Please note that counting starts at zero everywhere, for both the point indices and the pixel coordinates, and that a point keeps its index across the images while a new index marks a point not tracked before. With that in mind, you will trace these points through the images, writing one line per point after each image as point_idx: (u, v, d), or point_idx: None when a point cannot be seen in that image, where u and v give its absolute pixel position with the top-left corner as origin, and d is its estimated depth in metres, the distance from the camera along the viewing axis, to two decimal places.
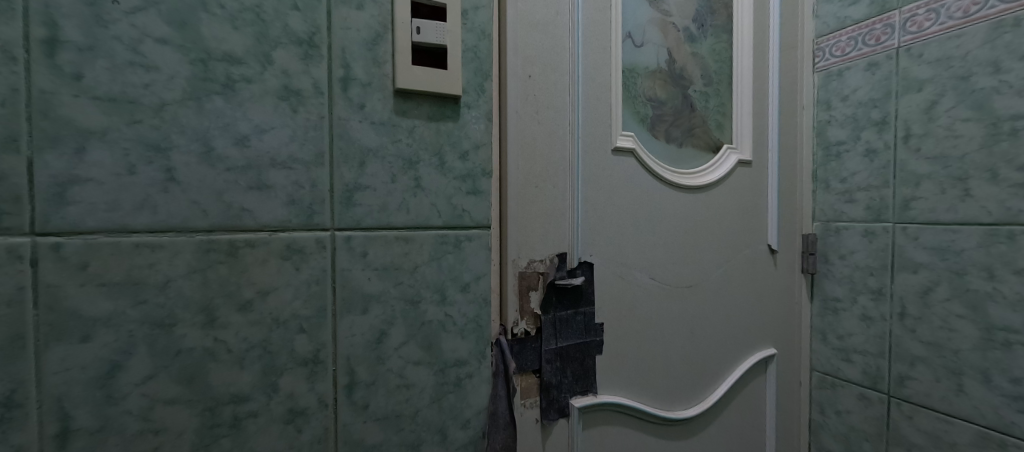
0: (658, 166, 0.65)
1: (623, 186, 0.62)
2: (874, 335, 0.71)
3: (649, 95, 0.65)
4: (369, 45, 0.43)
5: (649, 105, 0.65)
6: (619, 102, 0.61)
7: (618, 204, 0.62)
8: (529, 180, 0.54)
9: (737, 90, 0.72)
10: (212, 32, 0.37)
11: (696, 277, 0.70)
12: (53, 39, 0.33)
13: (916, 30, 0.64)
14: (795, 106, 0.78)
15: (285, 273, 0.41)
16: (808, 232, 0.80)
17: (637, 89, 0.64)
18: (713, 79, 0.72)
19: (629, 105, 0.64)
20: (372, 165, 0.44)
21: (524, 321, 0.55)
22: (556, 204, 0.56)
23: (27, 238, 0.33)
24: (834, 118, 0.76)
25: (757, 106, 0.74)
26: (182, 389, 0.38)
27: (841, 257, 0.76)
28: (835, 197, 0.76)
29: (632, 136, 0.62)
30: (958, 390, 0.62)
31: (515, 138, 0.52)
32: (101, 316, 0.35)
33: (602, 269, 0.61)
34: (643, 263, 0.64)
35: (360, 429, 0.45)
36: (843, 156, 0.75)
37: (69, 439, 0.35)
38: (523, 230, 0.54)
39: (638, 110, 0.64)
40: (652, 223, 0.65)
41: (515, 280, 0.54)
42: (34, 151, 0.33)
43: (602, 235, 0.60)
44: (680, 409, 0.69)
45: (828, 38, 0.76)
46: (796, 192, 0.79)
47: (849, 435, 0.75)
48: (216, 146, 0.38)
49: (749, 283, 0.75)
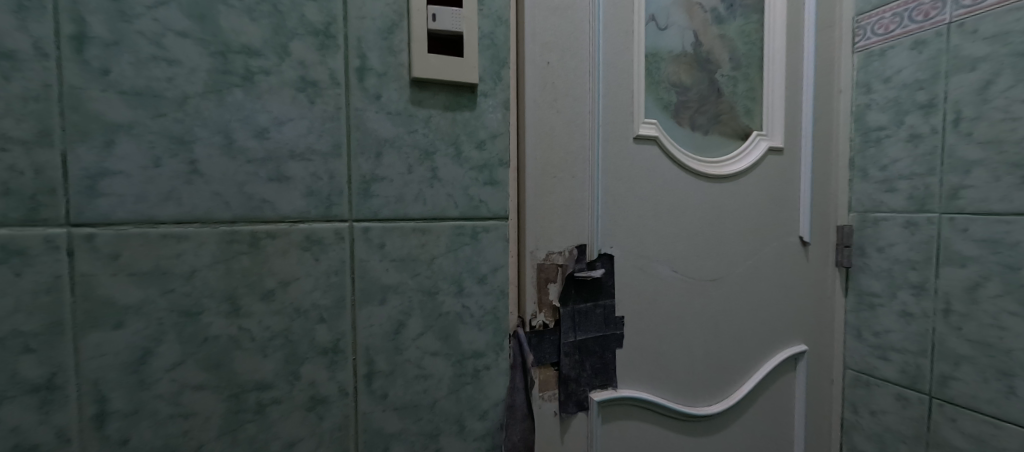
0: (683, 155, 0.63)
1: (644, 175, 0.60)
2: (914, 332, 0.68)
3: (672, 80, 0.63)
4: (385, 34, 0.43)
5: (673, 91, 0.63)
6: (641, 89, 0.58)
7: (639, 194, 0.60)
8: (547, 170, 0.52)
9: (768, 73, 0.69)
10: (231, 24, 0.38)
11: (721, 270, 0.67)
12: (81, 34, 0.34)
13: (970, 4, 0.59)
14: (830, 89, 0.74)
15: (304, 263, 0.42)
16: (844, 223, 0.76)
17: (661, 74, 0.62)
18: (742, 62, 0.68)
19: (652, 90, 0.61)
20: (389, 156, 0.44)
21: (543, 313, 0.54)
22: (575, 195, 0.55)
23: (63, 229, 0.34)
24: (875, 102, 0.71)
25: (790, 90, 0.70)
26: (210, 375, 0.39)
27: (879, 250, 0.72)
28: (874, 186, 0.72)
29: (655, 123, 0.60)
30: (1008, 392, 0.58)
31: (533, 128, 0.51)
32: (133, 304, 0.36)
33: (624, 261, 0.60)
34: (665, 254, 0.63)
35: (379, 418, 0.46)
36: (883, 142, 0.70)
37: (105, 421, 0.36)
38: (542, 222, 0.53)
39: (661, 96, 0.62)
40: (675, 213, 0.63)
41: (533, 273, 0.53)
42: (67, 145, 0.34)
43: (624, 227, 0.59)
44: (704, 406, 0.67)
45: (869, 16, 0.71)
46: (830, 181, 0.75)
47: (884, 437, 0.72)
48: (236, 138, 0.38)
49: (778, 276, 0.72)
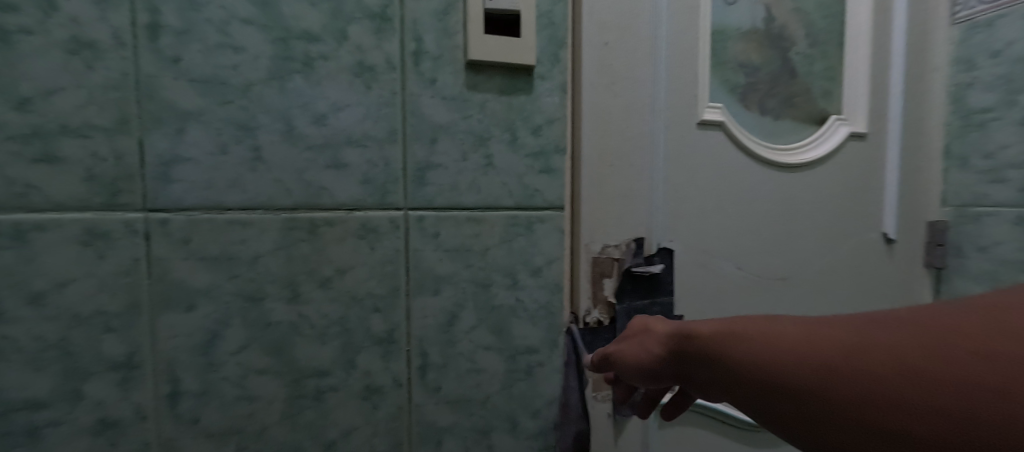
0: (753, 142, 0.58)
1: (707, 165, 0.56)
2: None
3: (741, 60, 0.58)
4: (440, 15, 0.42)
5: (741, 72, 0.58)
6: (706, 71, 0.54)
7: (702, 185, 0.56)
8: (603, 158, 0.50)
9: (848, 50, 0.63)
10: (292, 10, 0.38)
11: (793, 265, 0.62)
12: (155, 24, 0.35)
13: None
14: (923, 66, 0.66)
15: (361, 252, 0.42)
16: (937, 219, 0.68)
17: (727, 54, 0.57)
18: (820, 38, 0.62)
19: (717, 71, 0.57)
20: (443, 142, 0.43)
21: (598, 309, 0.52)
22: (632, 185, 0.51)
23: (141, 214, 0.36)
24: (979, 80, 0.63)
25: (874, 67, 0.64)
26: (272, 360, 0.40)
27: (980, 249, 0.64)
28: (977, 176, 0.64)
29: (721, 108, 0.56)
30: None
31: (590, 113, 0.48)
32: (202, 288, 0.37)
33: (685, 256, 0.56)
34: (729, 250, 0.58)
35: (432, 411, 0.45)
36: (988, 126, 0.62)
37: (178, 399, 0.37)
38: (597, 213, 0.50)
39: (728, 78, 0.57)
40: (741, 206, 0.58)
41: (588, 267, 0.51)
42: (143, 131, 0.35)
43: (685, 218, 0.55)
44: None
45: None
46: (921, 171, 0.67)
47: None
48: (296, 125, 0.39)
49: (859, 274, 0.66)
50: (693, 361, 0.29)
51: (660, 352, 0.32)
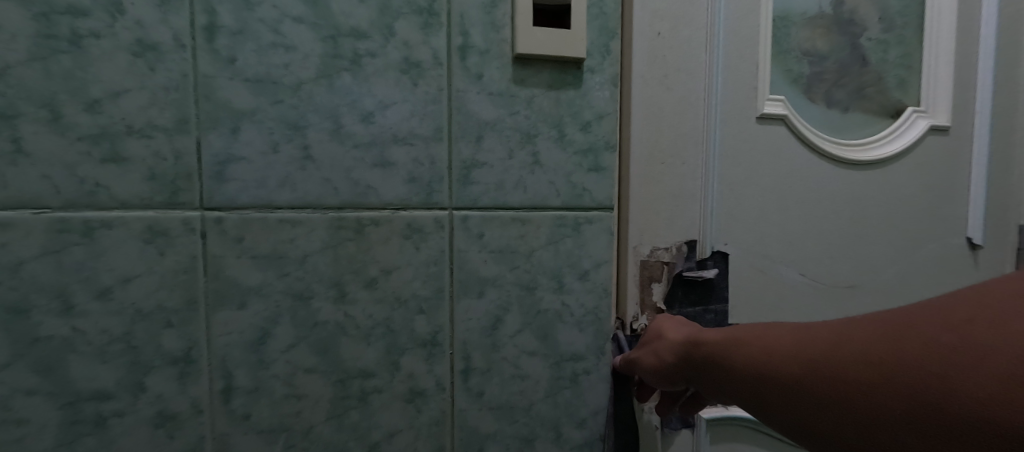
0: (820, 138, 0.53)
1: (767, 161, 0.52)
2: None
3: (805, 48, 0.54)
4: (487, 8, 0.41)
5: (805, 62, 0.54)
6: (768, 59, 0.51)
7: (761, 183, 0.52)
8: (653, 155, 0.47)
9: (930, 34, 0.57)
10: (341, 8, 0.38)
11: (866, 275, 0.56)
12: (212, 25, 0.36)
13: None
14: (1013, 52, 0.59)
15: (405, 252, 0.41)
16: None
17: (791, 41, 0.53)
18: (896, 23, 0.57)
19: (778, 60, 0.53)
20: (489, 139, 0.42)
21: (646, 315, 0.49)
22: (685, 184, 0.48)
23: (197, 212, 0.36)
24: None
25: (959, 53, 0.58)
26: (319, 359, 0.40)
27: None
28: None
29: (783, 100, 0.52)
30: None
31: (640, 108, 0.46)
32: (254, 285, 0.38)
33: (744, 263, 0.52)
34: (790, 255, 0.54)
35: (475, 416, 0.44)
36: None
37: (230, 395, 0.38)
38: (646, 214, 0.47)
39: (791, 68, 0.53)
40: (804, 206, 0.53)
41: (636, 270, 0.48)
42: (201, 131, 0.36)
43: (743, 221, 0.52)
44: None
45: None
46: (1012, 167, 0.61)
47: None
48: (344, 123, 0.39)
49: (942, 285, 0.59)
50: (705, 367, 0.35)
51: (673, 360, 0.38)
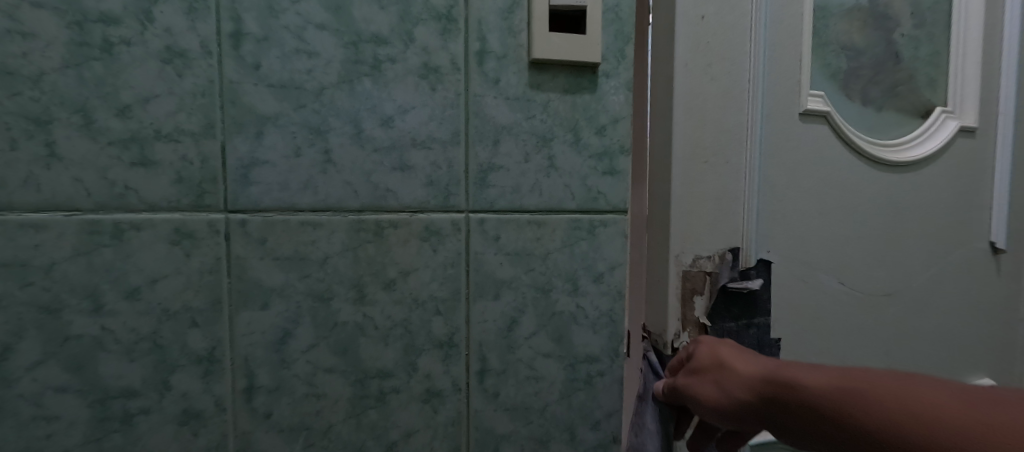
0: (856, 135, 0.53)
1: (808, 165, 0.51)
2: None
3: (842, 41, 0.53)
4: (505, 14, 0.42)
5: (843, 56, 0.53)
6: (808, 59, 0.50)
7: (802, 187, 0.51)
8: (697, 156, 0.46)
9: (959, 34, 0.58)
10: (362, 14, 0.39)
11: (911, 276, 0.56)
12: (237, 32, 0.37)
13: None
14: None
15: (423, 254, 0.42)
16: None
17: (830, 34, 0.53)
18: (927, 18, 0.57)
19: (818, 54, 0.52)
20: (506, 143, 0.43)
21: (687, 332, 0.49)
22: (728, 185, 0.48)
23: (222, 214, 0.37)
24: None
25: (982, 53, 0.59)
26: (339, 359, 0.40)
27: None
28: None
29: (823, 96, 0.51)
30: None
31: (685, 106, 0.45)
32: (276, 286, 0.38)
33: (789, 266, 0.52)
34: (831, 261, 0.53)
35: (490, 417, 0.44)
36: None
37: (253, 394, 0.39)
38: (690, 220, 0.47)
39: (829, 60, 0.53)
40: (844, 212, 0.53)
41: (678, 281, 0.48)
42: (226, 135, 0.37)
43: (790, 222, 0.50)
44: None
45: None
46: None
47: None
48: (365, 127, 0.39)
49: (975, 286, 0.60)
50: (775, 399, 0.33)
51: (745, 396, 0.36)
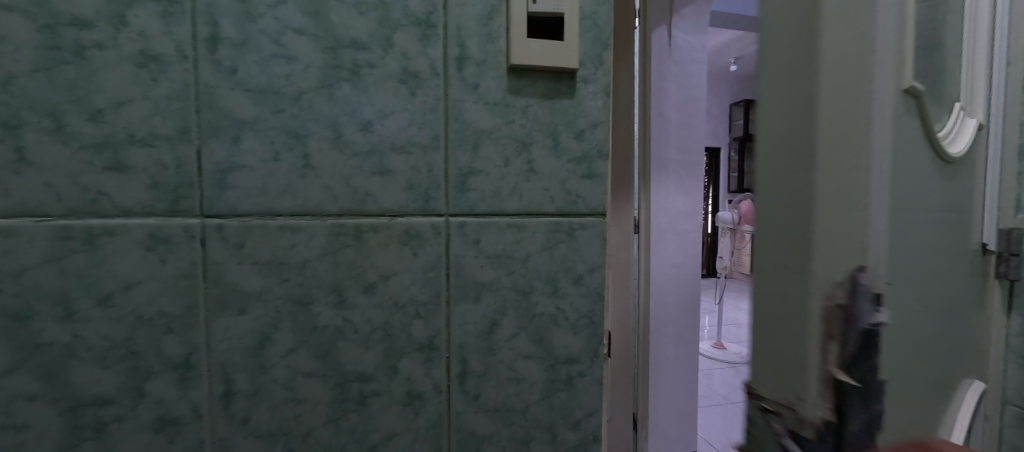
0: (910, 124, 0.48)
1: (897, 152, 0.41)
2: None
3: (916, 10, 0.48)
4: (484, 20, 0.43)
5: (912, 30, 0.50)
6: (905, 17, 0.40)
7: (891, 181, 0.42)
8: (839, 140, 0.31)
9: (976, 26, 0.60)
10: (342, 20, 0.39)
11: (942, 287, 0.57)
12: (214, 36, 0.36)
13: None
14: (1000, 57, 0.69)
15: (404, 258, 0.42)
16: None
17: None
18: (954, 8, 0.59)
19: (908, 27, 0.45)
20: (486, 147, 0.44)
21: (828, 404, 0.31)
22: (862, 179, 0.32)
23: (198, 219, 0.37)
24: None
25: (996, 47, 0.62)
26: (318, 363, 0.40)
27: None
28: None
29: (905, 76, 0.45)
30: None
31: (827, 111, 0.30)
32: (254, 291, 0.38)
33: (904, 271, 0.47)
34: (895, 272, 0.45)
35: (472, 419, 0.45)
36: None
37: (230, 400, 0.38)
38: (829, 238, 0.31)
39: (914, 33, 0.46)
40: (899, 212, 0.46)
41: (817, 323, 0.31)
42: (202, 140, 0.37)
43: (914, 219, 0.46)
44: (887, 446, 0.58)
45: None
46: None
47: None
48: (344, 132, 0.40)
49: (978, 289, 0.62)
50: None
51: None
